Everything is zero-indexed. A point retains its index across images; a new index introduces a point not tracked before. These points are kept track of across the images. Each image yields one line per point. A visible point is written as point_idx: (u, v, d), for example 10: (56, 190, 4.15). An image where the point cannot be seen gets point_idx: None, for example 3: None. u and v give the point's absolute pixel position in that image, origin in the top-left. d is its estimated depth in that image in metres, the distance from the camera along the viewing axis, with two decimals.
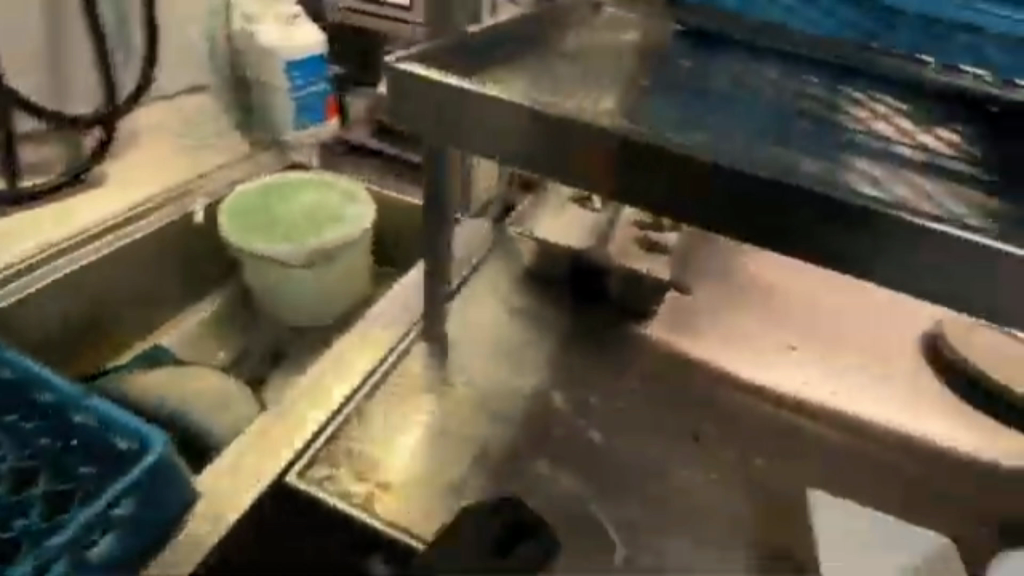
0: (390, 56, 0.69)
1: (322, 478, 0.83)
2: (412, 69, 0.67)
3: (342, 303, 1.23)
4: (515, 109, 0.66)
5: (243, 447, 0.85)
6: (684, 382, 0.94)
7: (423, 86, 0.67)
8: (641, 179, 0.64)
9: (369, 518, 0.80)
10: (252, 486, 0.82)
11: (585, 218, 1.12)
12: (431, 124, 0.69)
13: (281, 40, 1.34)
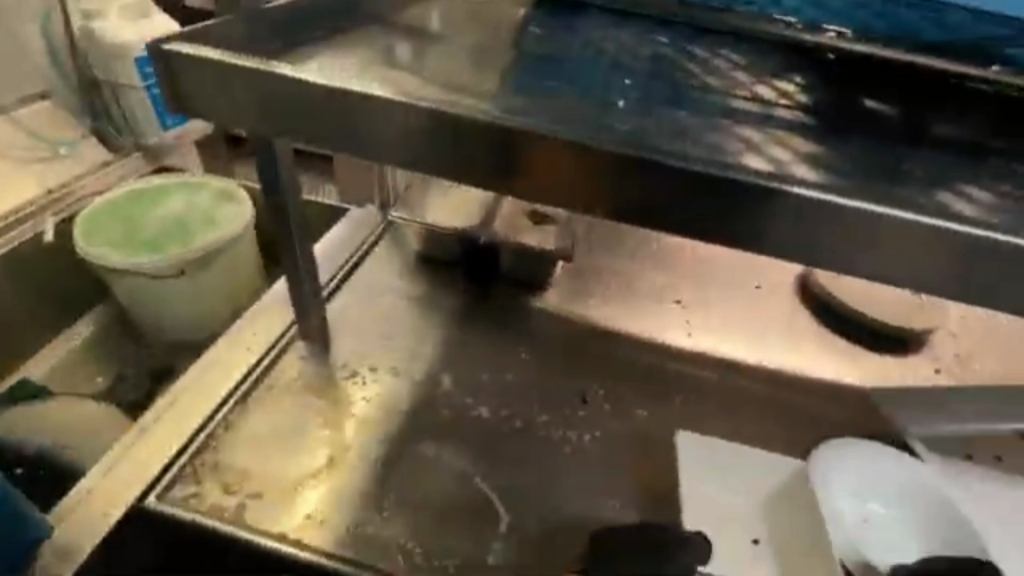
0: (160, 39, 0.64)
1: (185, 497, 0.74)
2: (185, 50, 0.63)
3: (224, 308, 1.13)
4: (328, 88, 0.62)
5: (94, 477, 0.74)
6: (568, 346, 0.99)
7: (212, 69, 0.63)
8: (483, 159, 0.62)
9: (241, 531, 0.72)
10: (99, 520, 0.71)
11: (471, 197, 1.13)
12: (244, 109, 0.64)
13: (128, 32, 1.21)
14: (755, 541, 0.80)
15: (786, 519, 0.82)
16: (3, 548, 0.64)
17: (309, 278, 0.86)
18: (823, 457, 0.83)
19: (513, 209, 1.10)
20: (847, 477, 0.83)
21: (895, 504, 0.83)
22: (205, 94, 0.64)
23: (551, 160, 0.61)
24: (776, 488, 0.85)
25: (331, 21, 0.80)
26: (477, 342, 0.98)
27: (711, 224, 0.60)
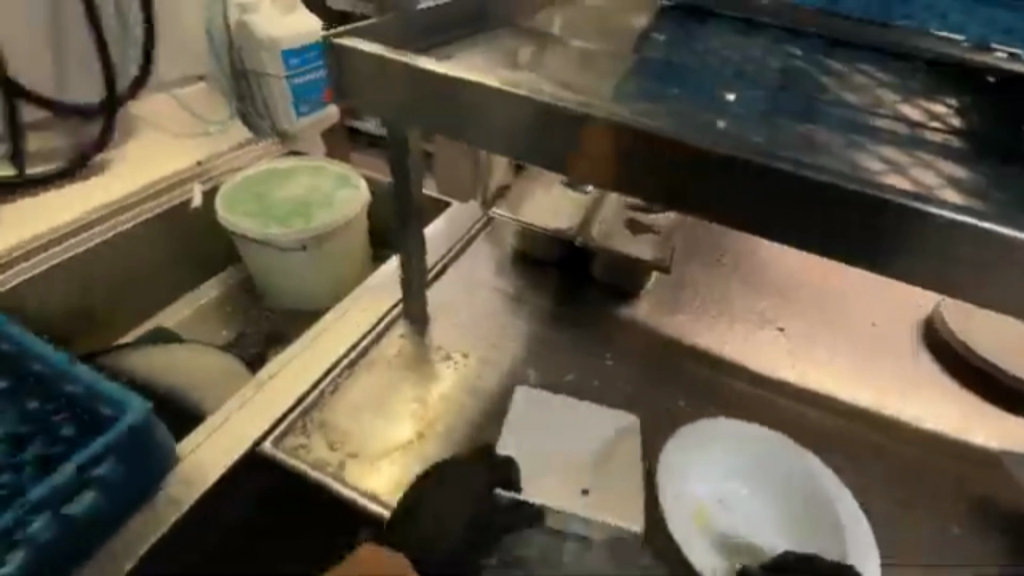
0: (331, 33, 0.70)
1: (294, 448, 0.81)
2: (355, 44, 0.69)
3: (333, 284, 1.24)
4: (474, 86, 0.65)
5: (221, 420, 0.83)
6: (655, 358, 0.97)
7: (374, 63, 0.68)
8: (585, 155, 0.64)
9: (340, 487, 0.78)
10: (223, 458, 0.79)
11: (569, 199, 1.13)
12: (394, 102, 0.70)
13: (278, 26, 1.34)
14: (585, 491, 0.79)
15: (622, 476, 0.80)
16: (145, 461, 0.72)
17: (419, 261, 0.90)
18: (667, 449, 0.82)
19: (614, 214, 1.08)
20: (689, 468, 0.81)
21: (762, 489, 0.81)
22: (365, 86, 0.70)
23: (652, 159, 0.61)
24: (601, 440, 0.84)
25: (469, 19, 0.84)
26: (565, 343, 0.98)
27: (835, 241, 0.58)
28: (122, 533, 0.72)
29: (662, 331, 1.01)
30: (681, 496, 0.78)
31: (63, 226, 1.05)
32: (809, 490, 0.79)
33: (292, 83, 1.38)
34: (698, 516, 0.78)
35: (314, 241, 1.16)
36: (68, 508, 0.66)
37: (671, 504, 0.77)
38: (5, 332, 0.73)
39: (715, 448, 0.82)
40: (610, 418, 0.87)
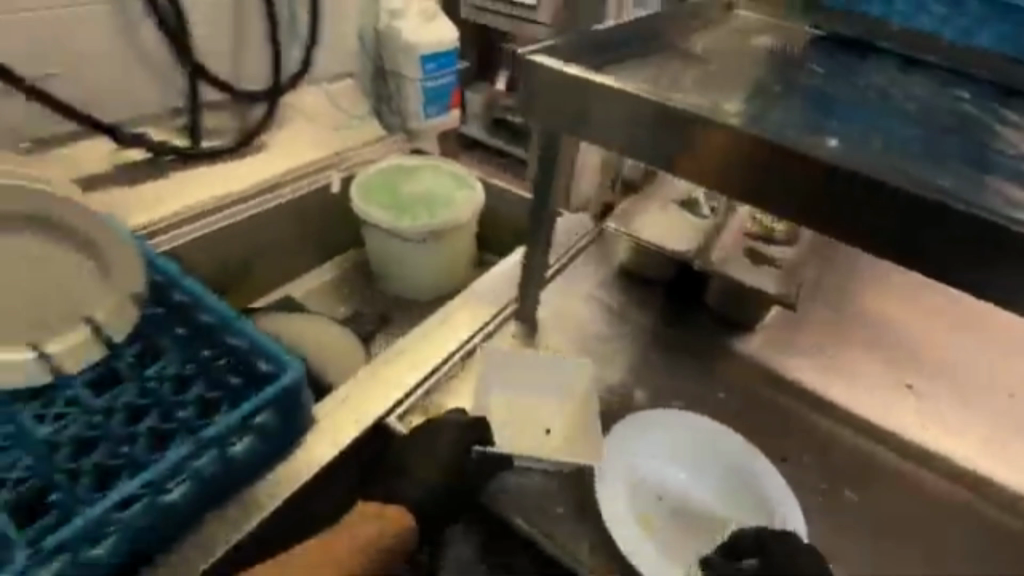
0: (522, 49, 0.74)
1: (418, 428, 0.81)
2: (547, 63, 0.72)
3: (445, 277, 1.33)
4: (651, 107, 0.69)
5: (349, 392, 0.81)
6: (766, 399, 0.94)
7: (560, 81, 0.72)
8: (695, 156, 0.69)
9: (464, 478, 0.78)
10: (353, 426, 0.77)
11: (687, 222, 1.10)
12: (567, 121, 0.73)
13: (420, 33, 1.43)
14: (546, 430, 0.85)
15: (581, 414, 0.85)
16: (293, 419, 0.71)
17: (541, 269, 0.92)
18: (613, 438, 0.82)
19: (733, 244, 1.05)
20: (634, 461, 0.81)
21: (691, 468, 0.83)
22: (547, 102, 0.74)
23: (772, 170, 0.65)
24: (564, 384, 0.88)
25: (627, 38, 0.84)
26: (671, 368, 0.96)
27: (994, 280, 0.60)
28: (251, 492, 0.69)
29: (774, 370, 0.97)
30: (625, 499, 0.78)
31: (227, 198, 1.12)
32: (730, 460, 0.83)
33: (424, 87, 1.47)
34: (641, 512, 0.78)
35: (432, 236, 1.25)
36: (229, 449, 0.64)
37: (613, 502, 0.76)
38: (183, 282, 0.79)
39: (641, 433, 0.83)
40: (557, 360, 0.88)
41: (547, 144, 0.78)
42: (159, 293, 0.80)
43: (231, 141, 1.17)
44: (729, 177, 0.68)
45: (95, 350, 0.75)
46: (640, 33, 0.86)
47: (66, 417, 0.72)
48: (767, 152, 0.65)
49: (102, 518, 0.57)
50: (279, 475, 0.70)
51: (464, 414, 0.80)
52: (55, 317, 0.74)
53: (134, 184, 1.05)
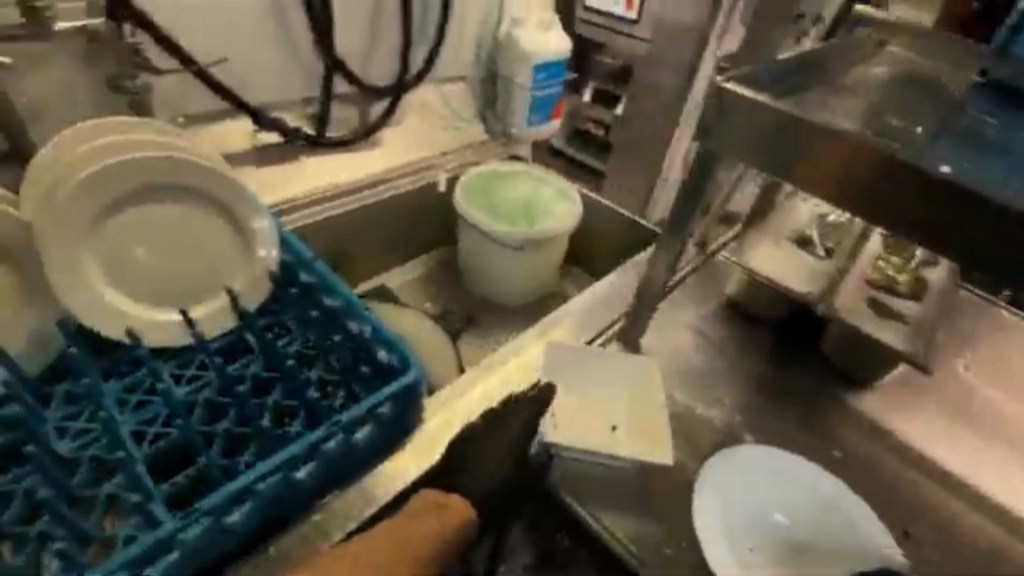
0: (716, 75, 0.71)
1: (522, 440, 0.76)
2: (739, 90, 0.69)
3: (534, 286, 1.34)
4: (831, 145, 0.65)
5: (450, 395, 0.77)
6: (882, 466, 0.88)
7: (747, 105, 0.69)
8: (817, 161, 0.67)
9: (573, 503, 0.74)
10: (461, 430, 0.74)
11: (807, 262, 1.03)
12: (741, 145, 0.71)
13: (537, 43, 1.42)
14: (613, 427, 0.77)
15: (649, 412, 0.79)
16: (408, 414, 0.71)
17: (654, 293, 0.88)
18: (714, 462, 0.78)
19: (858, 290, 1.00)
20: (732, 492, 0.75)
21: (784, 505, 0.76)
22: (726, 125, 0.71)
23: (905, 182, 0.62)
24: (631, 382, 0.82)
25: (791, 67, 0.78)
26: (780, 416, 0.91)
27: None
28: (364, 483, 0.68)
29: (895, 435, 0.91)
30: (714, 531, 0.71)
31: (342, 189, 1.16)
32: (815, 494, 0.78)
33: (533, 96, 1.48)
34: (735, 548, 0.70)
35: (530, 245, 1.25)
36: (357, 433, 0.65)
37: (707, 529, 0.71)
38: (311, 264, 0.83)
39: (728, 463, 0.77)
40: (626, 359, 0.85)
41: (702, 163, 0.76)
42: (283, 272, 0.83)
43: (355, 134, 1.22)
44: (849, 184, 0.66)
45: (228, 319, 0.79)
46: (800, 64, 0.81)
47: (200, 380, 0.75)
48: (900, 162, 0.62)
49: (244, 490, 0.56)
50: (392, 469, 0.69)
51: (530, 391, 0.75)
52: (199, 282, 0.78)
53: (261, 166, 1.10)
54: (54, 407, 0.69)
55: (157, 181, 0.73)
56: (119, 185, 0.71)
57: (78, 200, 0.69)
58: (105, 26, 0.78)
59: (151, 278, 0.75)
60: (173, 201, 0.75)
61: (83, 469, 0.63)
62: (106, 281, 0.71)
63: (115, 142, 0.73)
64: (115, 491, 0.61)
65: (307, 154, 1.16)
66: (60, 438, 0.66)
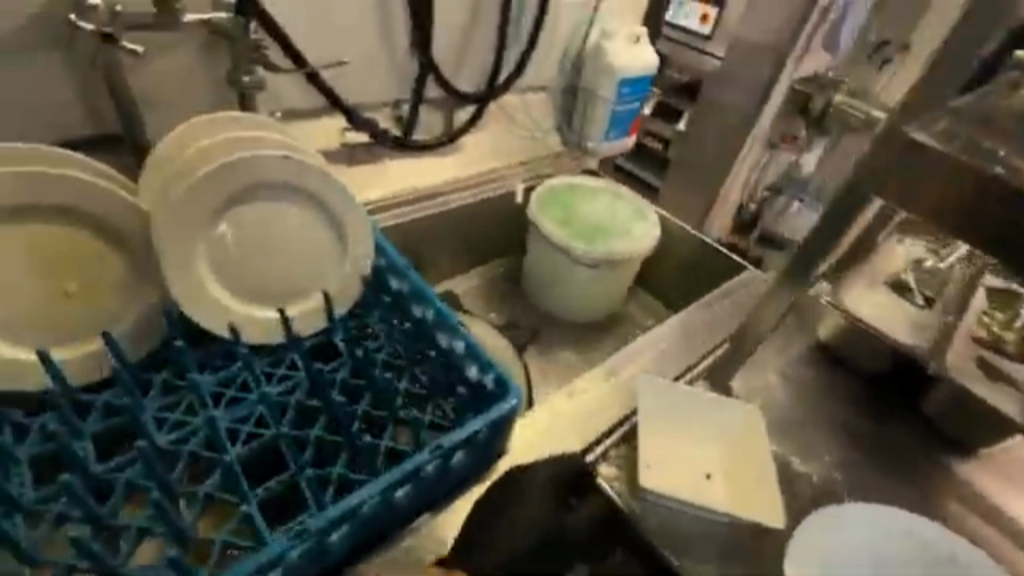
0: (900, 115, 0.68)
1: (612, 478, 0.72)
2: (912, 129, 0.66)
3: (602, 306, 1.30)
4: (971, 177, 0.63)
5: (538, 423, 0.75)
6: (993, 548, 0.81)
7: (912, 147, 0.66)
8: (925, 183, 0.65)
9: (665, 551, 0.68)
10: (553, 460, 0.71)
11: (912, 312, 0.96)
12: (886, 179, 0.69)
13: (623, 56, 1.37)
14: (707, 476, 0.73)
15: (746, 463, 0.75)
16: (499, 441, 0.69)
17: (755, 332, 0.86)
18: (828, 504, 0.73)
19: (965, 349, 0.90)
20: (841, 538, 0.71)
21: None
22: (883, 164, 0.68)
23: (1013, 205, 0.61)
24: (730, 429, 0.78)
25: (946, 110, 0.72)
26: (877, 477, 0.86)
27: None
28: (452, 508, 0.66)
29: (1001, 512, 0.85)
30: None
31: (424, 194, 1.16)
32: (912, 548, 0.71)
33: (614, 111, 1.43)
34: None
35: (606, 262, 1.20)
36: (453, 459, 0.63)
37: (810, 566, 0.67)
38: (405, 272, 0.82)
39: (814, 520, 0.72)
40: (729, 405, 0.79)
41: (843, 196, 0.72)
42: (377, 280, 0.83)
43: (440, 138, 1.21)
44: (950, 211, 0.65)
45: (320, 319, 0.79)
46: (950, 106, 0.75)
47: (291, 381, 0.75)
48: (1005, 185, 0.60)
49: (348, 513, 0.55)
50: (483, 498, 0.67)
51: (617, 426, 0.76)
52: (297, 283, 0.77)
53: (350, 165, 1.10)
54: (153, 395, 0.69)
55: (270, 180, 0.72)
56: (235, 184, 0.70)
57: (195, 197, 0.68)
58: (231, 22, 0.78)
59: (253, 275, 0.74)
60: (282, 200, 0.75)
61: (180, 464, 0.63)
62: (212, 277, 0.71)
63: (232, 138, 0.73)
64: (212, 491, 0.61)
65: (392, 154, 1.16)
66: (159, 429, 0.67)
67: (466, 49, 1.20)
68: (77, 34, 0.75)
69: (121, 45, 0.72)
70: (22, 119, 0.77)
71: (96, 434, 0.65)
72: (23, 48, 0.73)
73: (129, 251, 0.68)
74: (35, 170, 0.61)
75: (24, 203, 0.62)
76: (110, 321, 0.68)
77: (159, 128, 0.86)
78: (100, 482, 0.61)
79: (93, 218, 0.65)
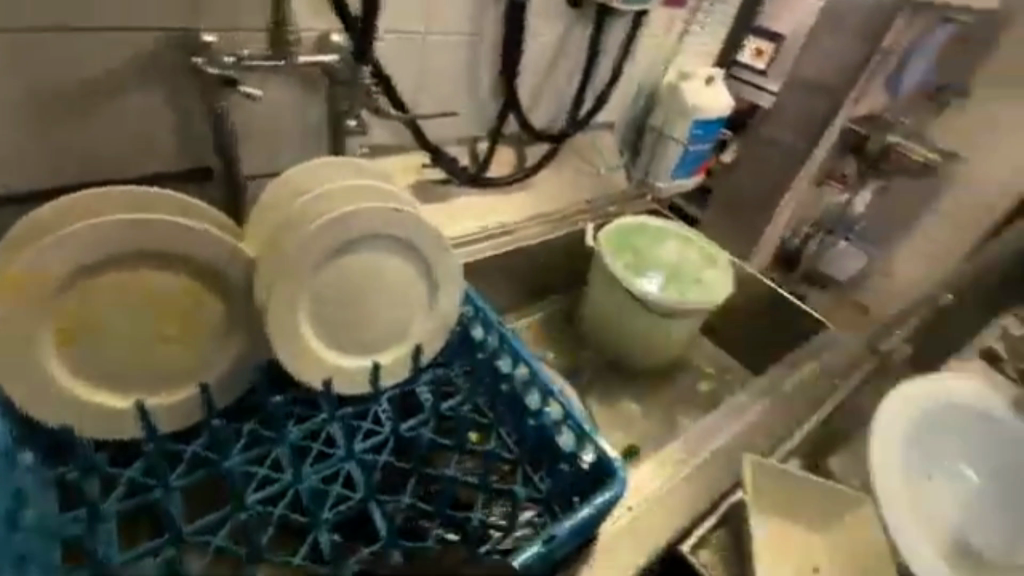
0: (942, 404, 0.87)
1: (703, 565, 0.68)
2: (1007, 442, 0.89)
3: (664, 355, 1.26)
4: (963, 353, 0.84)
5: (633, 505, 0.71)
6: None
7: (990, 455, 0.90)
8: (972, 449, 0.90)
9: None
10: (648, 547, 0.67)
11: (1009, 390, 0.92)
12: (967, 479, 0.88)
13: (700, 98, 1.35)
14: (816, 568, 0.73)
15: (852, 558, 0.73)
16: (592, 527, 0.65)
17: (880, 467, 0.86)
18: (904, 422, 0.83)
19: None
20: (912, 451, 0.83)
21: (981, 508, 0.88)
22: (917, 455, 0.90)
23: None
24: (835, 518, 0.75)
25: None
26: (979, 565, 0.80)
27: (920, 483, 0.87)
28: None
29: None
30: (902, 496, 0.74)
31: (493, 233, 1.13)
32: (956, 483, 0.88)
33: (686, 151, 1.40)
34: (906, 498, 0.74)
35: (677, 313, 1.17)
36: (561, 546, 0.60)
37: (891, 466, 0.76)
38: (494, 326, 0.80)
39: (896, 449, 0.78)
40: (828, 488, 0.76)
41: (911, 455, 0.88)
42: (465, 332, 0.81)
43: (517, 174, 1.19)
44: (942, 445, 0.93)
45: (403, 370, 0.75)
46: None
47: (376, 437, 0.72)
48: None
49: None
50: None
51: (715, 510, 0.72)
52: (388, 335, 0.74)
53: (424, 203, 1.08)
54: (240, 447, 0.67)
55: (373, 232, 0.70)
56: (343, 235, 0.68)
57: (302, 249, 0.66)
58: (340, 63, 0.77)
59: (347, 330, 0.72)
60: (381, 248, 0.72)
61: (270, 529, 0.61)
62: (308, 326, 0.69)
63: (332, 191, 0.72)
64: (304, 561, 0.59)
65: (466, 190, 1.13)
66: (247, 484, 0.65)
67: (547, 88, 1.18)
68: (183, 70, 0.73)
69: (239, 88, 0.72)
70: (112, 151, 0.74)
71: (183, 487, 0.63)
72: (130, 83, 0.71)
73: (226, 296, 0.66)
74: (132, 218, 0.59)
75: (115, 251, 0.60)
76: (205, 367, 0.67)
77: (252, 161, 0.84)
78: (189, 543, 0.59)
79: (196, 263, 0.63)
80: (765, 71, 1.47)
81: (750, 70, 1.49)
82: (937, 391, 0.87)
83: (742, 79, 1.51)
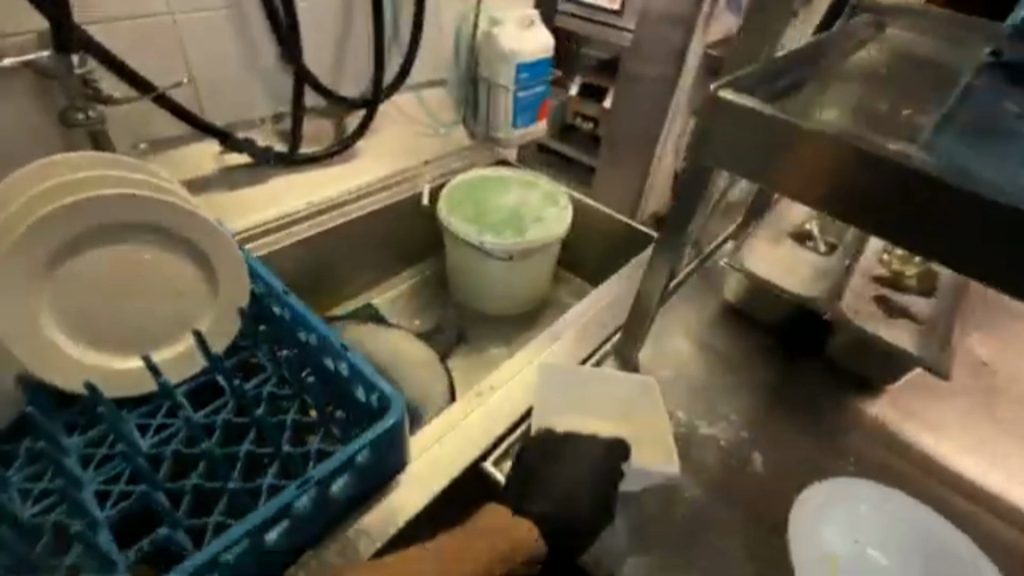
0: (836, 484, 0.73)
1: None
2: (928, 517, 0.70)
3: (524, 299, 1.29)
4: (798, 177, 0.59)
5: (437, 436, 0.74)
6: (896, 470, 0.81)
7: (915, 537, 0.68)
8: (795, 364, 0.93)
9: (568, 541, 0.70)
10: (448, 474, 0.71)
11: (807, 259, 0.97)
12: None
13: (515, 41, 1.35)
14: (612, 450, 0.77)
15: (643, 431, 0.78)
16: (383, 464, 0.67)
17: (696, 362, 0.91)
18: (813, 493, 0.72)
19: (864, 288, 0.93)
20: (861, 529, 0.69)
21: None
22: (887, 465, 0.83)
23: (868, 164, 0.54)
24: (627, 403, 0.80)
25: (797, 58, 0.72)
26: (783, 423, 0.86)
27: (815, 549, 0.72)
28: (340, 536, 0.65)
29: (926, 457, 0.83)
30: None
31: (320, 208, 1.09)
32: None
33: (517, 98, 1.41)
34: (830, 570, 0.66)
35: (519, 254, 1.17)
36: (331, 485, 0.62)
37: (804, 545, 0.67)
38: (282, 297, 0.77)
39: (810, 521, 0.69)
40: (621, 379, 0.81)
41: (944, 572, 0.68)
42: (263, 310, 0.79)
43: (334, 145, 1.16)
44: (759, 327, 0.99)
45: (195, 362, 0.75)
46: (806, 52, 0.74)
47: (169, 429, 0.70)
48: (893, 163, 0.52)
49: (211, 560, 0.54)
50: (371, 522, 0.66)
51: (519, 426, 0.78)
52: (166, 327, 0.74)
53: (232, 190, 1.05)
54: (17, 466, 0.65)
55: (112, 221, 0.68)
56: (72, 228, 0.66)
57: (22, 250, 0.63)
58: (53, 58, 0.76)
59: (116, 329, 0.71)
60: (137, 240, 0.71)
61: (46, 536, 0.59)
62: (60, 333, 0.68)
63: (52, 186, 0.66)
64: (76, 562, 0.57)
65: (281, 172, 1.10)
66: (23, 502, 0.62)
67: (342, 55, 1.17)
68: None
69: None
70: None
71: None
72: None
73: None
74: None
75: None
76: None
77: None
78: None
79: None
80: (620, 13, 1.46)
81: (606, 8, 1.48)
82: (835, 488, 0.72)
83: (598, 15, 1.49)
